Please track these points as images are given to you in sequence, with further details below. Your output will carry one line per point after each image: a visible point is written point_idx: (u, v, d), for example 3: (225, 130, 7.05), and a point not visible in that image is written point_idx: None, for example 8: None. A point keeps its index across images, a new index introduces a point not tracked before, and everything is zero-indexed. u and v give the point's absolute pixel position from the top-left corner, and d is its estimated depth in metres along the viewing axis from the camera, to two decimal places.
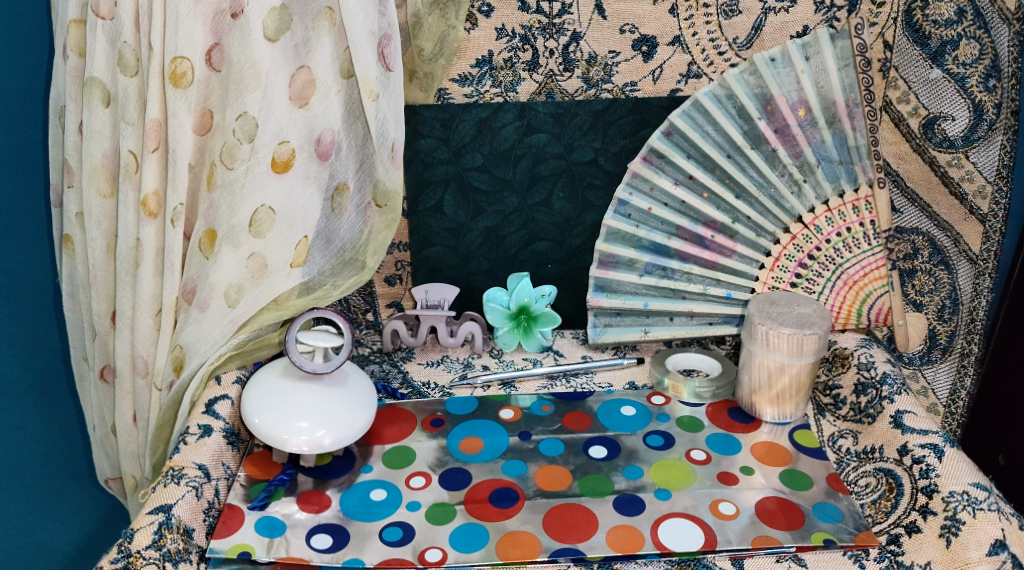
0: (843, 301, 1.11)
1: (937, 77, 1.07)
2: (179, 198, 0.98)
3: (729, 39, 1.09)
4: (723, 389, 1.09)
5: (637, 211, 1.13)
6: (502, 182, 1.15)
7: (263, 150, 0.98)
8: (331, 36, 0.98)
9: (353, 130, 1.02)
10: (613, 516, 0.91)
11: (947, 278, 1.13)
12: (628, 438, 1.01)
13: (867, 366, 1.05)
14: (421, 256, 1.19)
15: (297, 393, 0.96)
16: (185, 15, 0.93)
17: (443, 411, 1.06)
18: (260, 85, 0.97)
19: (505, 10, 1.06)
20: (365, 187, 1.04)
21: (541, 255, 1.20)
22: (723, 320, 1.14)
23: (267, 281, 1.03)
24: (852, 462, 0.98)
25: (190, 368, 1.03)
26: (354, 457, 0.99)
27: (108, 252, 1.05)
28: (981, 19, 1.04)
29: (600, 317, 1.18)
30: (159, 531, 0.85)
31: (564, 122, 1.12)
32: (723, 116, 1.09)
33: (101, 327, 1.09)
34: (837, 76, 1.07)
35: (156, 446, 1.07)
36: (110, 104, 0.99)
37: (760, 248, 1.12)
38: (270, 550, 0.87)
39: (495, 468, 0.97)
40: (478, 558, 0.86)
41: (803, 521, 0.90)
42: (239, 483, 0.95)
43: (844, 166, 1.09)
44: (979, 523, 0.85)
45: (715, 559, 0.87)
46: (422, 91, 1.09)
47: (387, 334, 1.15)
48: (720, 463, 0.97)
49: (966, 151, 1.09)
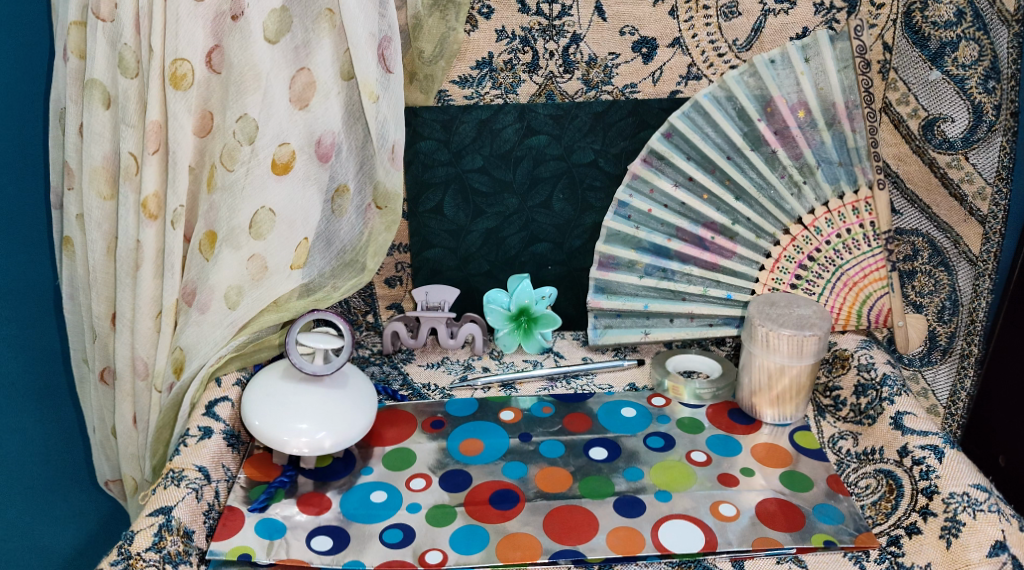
0: (843, 302, 1.11)
1: (937, 79, 1.07)
2: (179, 200, 0.98)
3: (728, 40, 1.10)
4: (723, 391, 1.09)
5: (637, 212, 1.13)
6: (503, 184, 1.15)
7: (263, 152, 0.98)
8: (331, 38, 0.98)
9: (354, 132, 1.02)
10: (613, 518, 0.91)
11: (947, 279, 1.13)
12: (629, 439, 1.01)
13: (867, 367, 1.05)
14: (421, 258, 1.19)
15: (297, 395, 0.96)
16: (185, 17, 0.93)
17: (444, 413, 1.06)
18: (260, 87, 0.97)
19: (505, 12, 1.06)
20: (366, 189, 1.04)
21: (541, 257, 1.20)
22: (723, 321, 1.14)
23: (267, 283, 1.03)
24: (853, 463, 0.98)
25: (190, 370, 1.03)
26: (354, 458, 0.98)
27: (108, 254, 1.05)
28: (981, 21, 1.04)
29: (601, 319, 1.18)
30: (159, 533, 0.85)
31: (564, 124, 1.12)
32: (723, 117, 1.09)
33: (101, 329, 1.09)
34: (837, 78, 1.07)
35: (157, 448, 1.07)
36: (110, 106, 0.99)
37: (760, 249, 1.12)
38: (270, 552, 0.86)
39: (496, 470, 0.97)
40: (478, 559, 0.86)
41: (803, 523, 0.90)
42: (239, 485, 0.95)
43: (844, 168, 1.09)
44: (980, 524, 0.85)
45: (715, 560, 0.87)
46: (423, 92, 1.09)
47: (387, 336, 1.15)
48: (720, 464, 0.97)
49: (966, 152, 1.09)
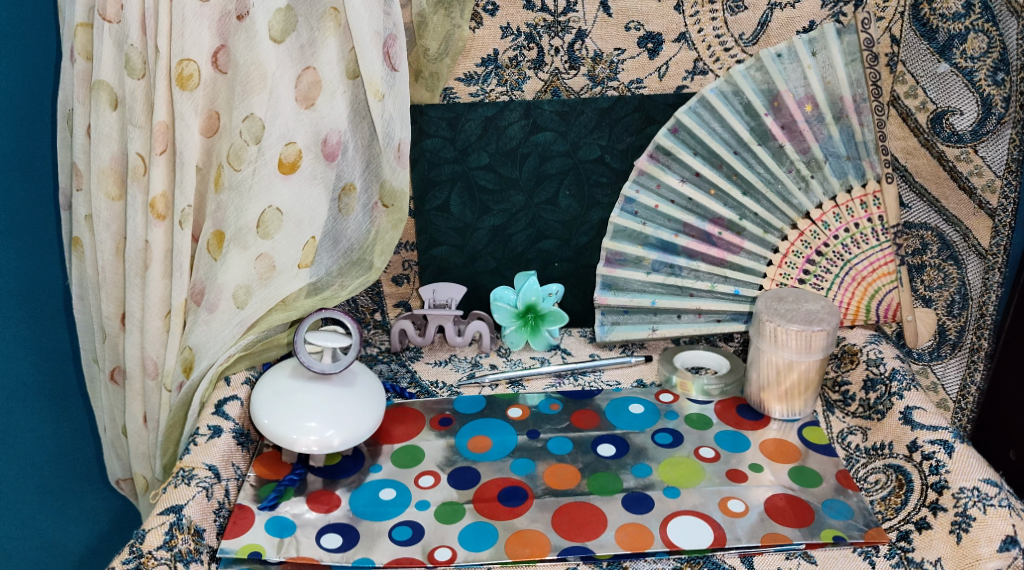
0: (851, 297, 1.11)
1: (945, 72, 1.07)
2: (186, 200, 0.98)
3: (734, 35, 1.09)
4: (731, 387, 1.09)
5: (643, 208, 1.13)
6: (509, 181, 1.15)
7: (270, 152, 0.99)
8: (336, 36, 0.98)
9: (360, 130, 1.03)
10: (621, 514, 0.91)
11: (956, 273, 1.12)
12: (636, 436, 1.01)
13: (876, 362, 1.05)
14: (427, 256, 1.19)
15: (306, 392, 0.96)
16: (191, 17, 0.94)
17: (451, 410, 1.07)
18: (266, 87, 0.97)
19: (511, 9, 1.06)
20: (372, 187, 1.05)
21: (547, 254, 1.20)
22: (731, 317, 1.15)
23: (274, 282, 1.03)
24: (862, 458, 0.98)
25: (200, 369, 1.03)
26: (363, 457, 0.99)
27: (116, 254, 1.06)
28: (990, 12, 1.03)
29: (608, 316, 1.17)
30: (170, 531, 0.85)
31: (570, 120, 1.12)
32: (729, 112, 1.08)
33: (110, 329, 1.09)
34: (844, 71, 1.06)
35: (167, 447, 1.08)
36: (117, 107, 0.99)
37: (767, 245, 1.11)
38: (281, 551, 0.87)
39: (504, 467, 0.97)
40: (487, 556, 0.86)
41: (812, 518, 0.90)
42: (249, 483, 0.95)
43: (852, 162, 1.08)
44: (990, 519, 0.85)
45: (724, 556, 0.87)
46: (428, 90, 1.09)
47: (395, 334, 1.16)
48: (728, 460, 0.97)
49: (975, 145, 1.08)
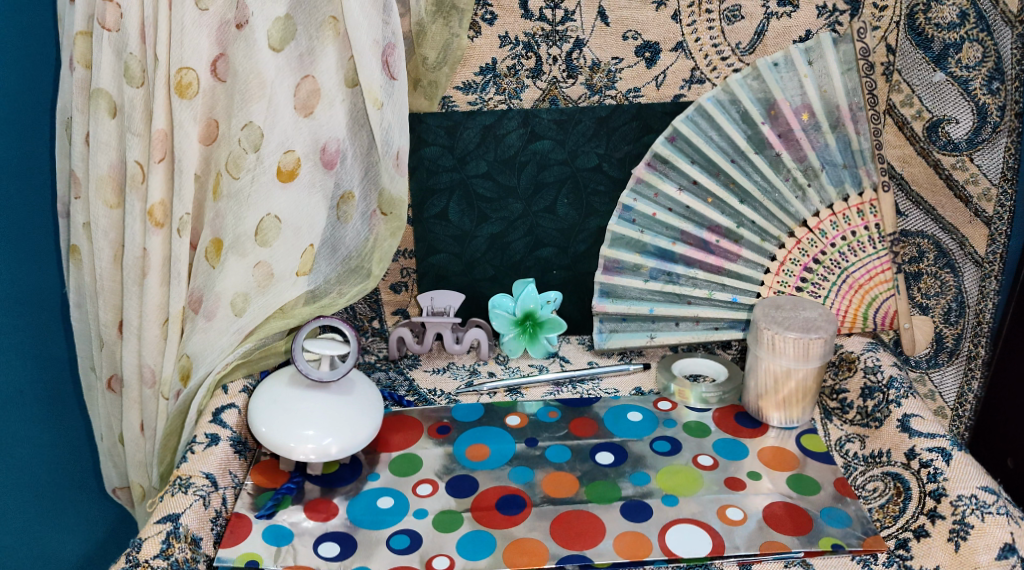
0: (848, 304, 1.11)
1: (940, 81, 1.08)
2: (185, 207, 0.98)
3: (732, 44, 1.10)
4: (729, 394, 1.09)
5: (642, 216, 1.13)
6: (507, 188, 1.16)
7: (269, 159, 0.99)
8: (335, 45, 0.98)
9: (358, 139, 1.03)
10: (619, 522, 0.90)
11: (952, 281, 1.13)
12: (635, 444, 1.02)
13: (874, 370, 1.05)
14: (426, 263, 1.19)
15: (304, 401, 0.96)
16: (190, 27, 0.94)
17: (449, 418, 1.06)
18: (265, 95, 0.97)
19: (509, 18, 1.07)
20: (370, 195, 1.05)
21: (545, 262, 1.20)
22: (728, 324, 1.14)
23: (272, 290, 1.04)
24: (860, 466, 0.98)
25: (197, 377, 1.04)
26: (361, 465, 0.99)
27: (114, 262, 1.05)
28: (984, 22, 1.04)
29: (606, 323, 1.17)
30: (167, 540, 0.85)
31: (568, 129, 1.13)
32: (727, 121, 1.09)
33: (108, 337, 1.09)
34: (841, 80, 1.07)
35: (164, 455, 1.07)
36: (116, 115, 0.99)
37: (765, 252, 1.12)
38: (278, 559, 0.87)
39: (502, 475, 0.97)
40: (485, 565, 0.85)
41: (811, 527, 0.90)
42: (246, 491, 0.95)
43: (848, 170, 1.09)
44: (988, 527, 0.85)
45: (723, 564, 0.87)
46: (427, 98, 1.09)
47: (393, 342, 1.15)
48: (727, 468, 0.97)
49: (970, 153, 1.09)
